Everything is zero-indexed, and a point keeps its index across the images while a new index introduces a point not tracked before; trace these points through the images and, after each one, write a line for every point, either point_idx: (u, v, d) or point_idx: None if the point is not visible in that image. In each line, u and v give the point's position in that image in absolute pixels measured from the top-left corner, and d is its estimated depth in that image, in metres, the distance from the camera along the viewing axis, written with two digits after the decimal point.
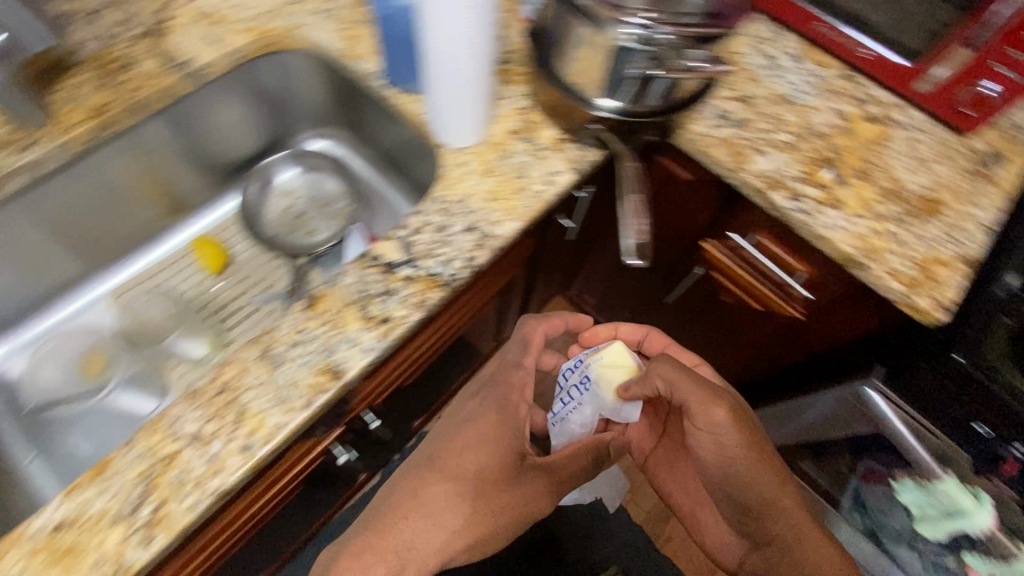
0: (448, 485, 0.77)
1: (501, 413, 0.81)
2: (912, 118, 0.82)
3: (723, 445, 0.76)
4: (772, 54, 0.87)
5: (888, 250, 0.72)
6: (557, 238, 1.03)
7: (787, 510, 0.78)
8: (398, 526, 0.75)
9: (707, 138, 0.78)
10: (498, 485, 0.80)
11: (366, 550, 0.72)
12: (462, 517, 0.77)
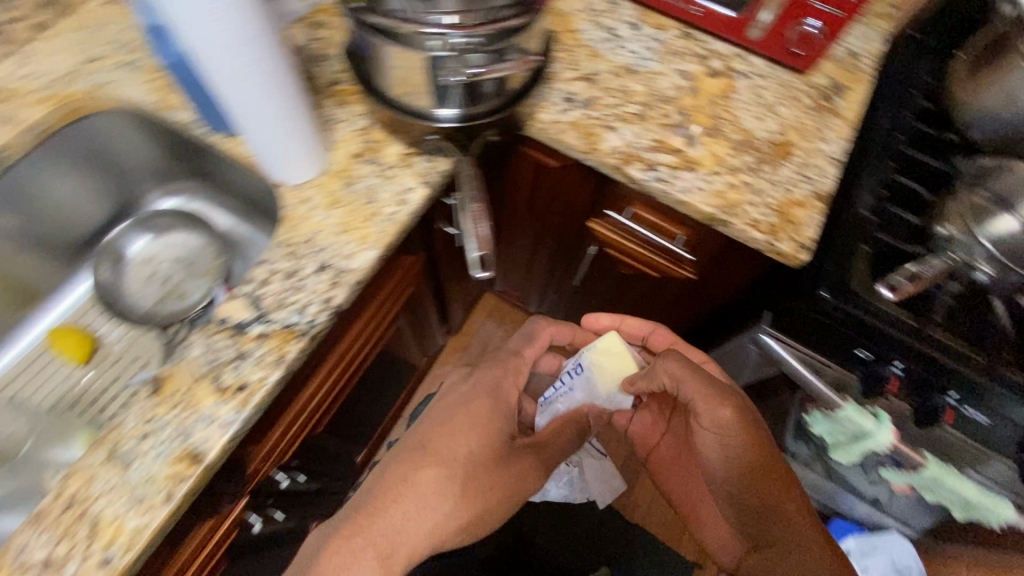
0: (440, 468, 0.76)
1: (495, 399, 0.82)
2: (752, 65, 0.84)
3: (724, 438, 0.75)
4: (611, 26, 0.86)
5: (745, 202, 0.73)
6: (447, 246, 1.01)
7: (788, 507, 0.75)
8: (385, 519, 0.72)
9: (557, 125, 0.78)
10: (492, 463, 0.79)
11: (352, 544, 0.69)
12: (453, 500, 0.75)
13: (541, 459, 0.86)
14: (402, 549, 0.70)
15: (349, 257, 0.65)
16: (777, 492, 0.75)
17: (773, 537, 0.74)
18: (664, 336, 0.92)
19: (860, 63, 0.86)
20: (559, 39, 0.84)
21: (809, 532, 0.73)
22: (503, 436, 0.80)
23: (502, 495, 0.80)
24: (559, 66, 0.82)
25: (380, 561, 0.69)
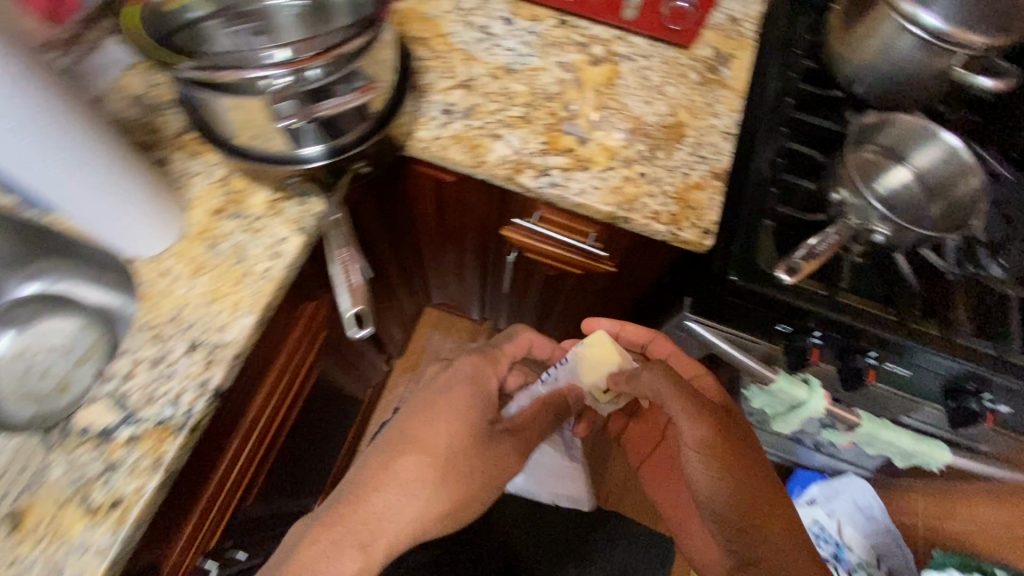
0: (421, 461, 0.75)
1: (479, 392, 0.82)
2: (634, 46, 0.80)
3: (712, 466, 0.70)
4: (483, 24, 0.81)
5: (644, 194, 0.70)
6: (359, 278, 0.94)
7: (767, 521, 0.71)
8: (367, 510, 0.71)
9: (438, 141, 0.72)
10: (474, 451, 0.77)
11: (333, 539, 0.68)
12: (435, 494, 0.73)
13: (521, 442, 0.84)
14: (384, 541, 0.70)
15: (221, 330, 0.59)
16: (757, 510, 0.71)
17: (752, 552, 0.71)
18: (665, 345, 0.86)
19: (743, 28, 0.84)
20: (430, 46, 0.78)
21: (790, 552, 0.71)
22: (483, 423, 0.79)
23: (487, 478, 0.79)
24: (433, 76, 0.76)
25: (362, 551, 0.68)
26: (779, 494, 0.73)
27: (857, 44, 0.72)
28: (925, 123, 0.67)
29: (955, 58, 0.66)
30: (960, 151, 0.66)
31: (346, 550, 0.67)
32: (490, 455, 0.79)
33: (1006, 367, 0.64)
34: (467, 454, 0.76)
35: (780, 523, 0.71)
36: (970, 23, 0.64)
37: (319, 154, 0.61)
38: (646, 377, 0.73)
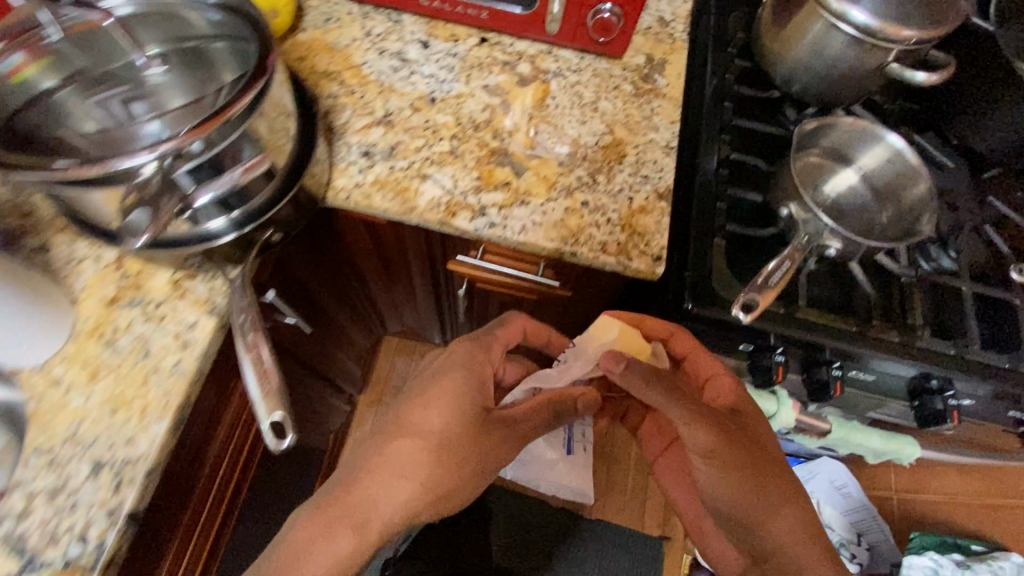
0: (414, 448, 0.62)
1: (476, 374, 0.65)
2: (562, 61, 0.75)
3: (722, 474, 0.61)
4: (397, 49, 0.74)
5: (588, 225, 0.66)
6: (299, 332, 0.87)
7: (779, 530, 0.62)
8: (348, 500, 0.60)
9: (360, 188, 0.65)
10: (472, 441, 0.63)
11: (315, 526, 0.59)
12: (424, 487, 0.61)
13: (520, 432, 0.68)
14: (371, 528, 0.59)
15: (130, 442, 0.52)
16: (767, 514, 0.62)
17: (761, 544, 0.64)
18: (687, 341, 0.67)
19: (674, 30, 0.80)
20: (341, 80, 0.71)
21: (800, 552, 0.62)
22: (482, 409, 0.64)
23: (485, 466, 0.65)
24: (347, 114, 0.69)
25: (354, 532, 0.58)
26: (795, 492, 0.64)
27: (790, 43, 0.69)
28: (872, 124, 0.63)
29: (890, 55, 0.64)
30: (908, 153, 0.63)
31: (331, 535, 0.58)
32: (490, 442, 0.64)
33: (968, 365, 0.63)
34: (462, 445, 0.62)
35: (787, 530, 0.62)
36: (902, 19, 0.61)
37: (231, 232, 0.54)
38: (657, 396, 0.61)
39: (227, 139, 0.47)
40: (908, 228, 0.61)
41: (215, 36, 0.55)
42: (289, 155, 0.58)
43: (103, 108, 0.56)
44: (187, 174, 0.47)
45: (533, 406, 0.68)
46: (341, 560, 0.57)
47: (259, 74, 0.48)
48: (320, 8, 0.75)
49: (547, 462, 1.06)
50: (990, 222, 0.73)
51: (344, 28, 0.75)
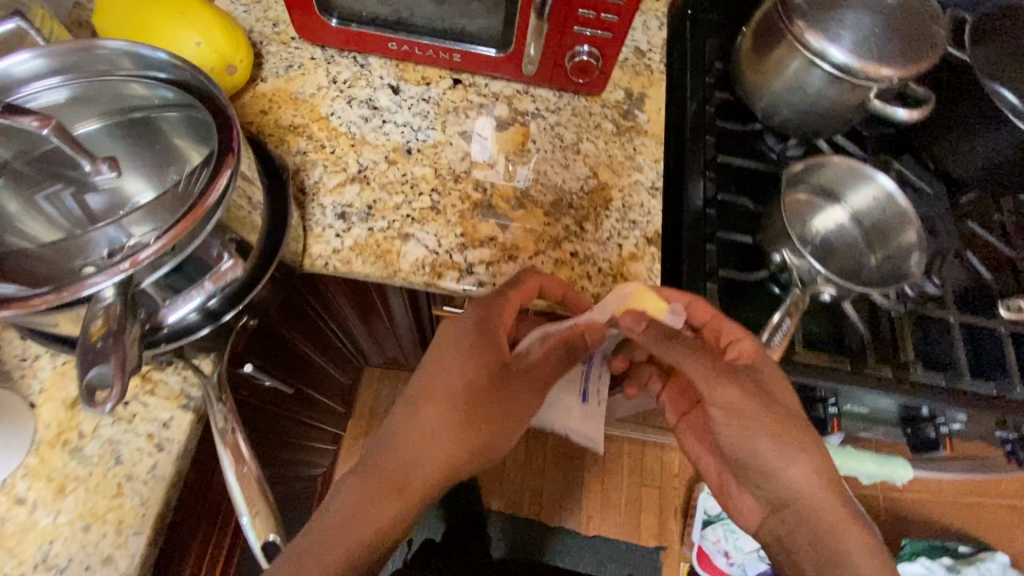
0: (436, 405, 0.58)
1: (488, 327, 0.59)
2: (539, 102, 0.73)
3: (741, 423, 0.59)
4: (366, 97, 0.70)
5: (579, 278, 0.64)
6: (279, 391, 0.82)
7: (797, 480, 0.59)
8: (384, 462, 0.57)
9: (339, 253, 0.62)
10: (486, 396, 0.59)
11: (358, 491, 0.56)
12: (452, 442, 0.58)
13: (536, 384, 0.61)
14: (410, 488, 0.56)
15: (108, 562, 0.48)
16: (785, 461, 0.58)
17: (775, 493, 0.61)
18: (706, 310, 0.61)
19: (651, 60, 0.78)
20: (308, 134, 0.67)
21: (818, 507, 0.58)
22: (497, 362, 0.59)
23: (506, 424, 0.60)
24: (318, 172, 0.65)
25: (392, 499, 0.56)
26: (815, 450, 0.59)
27: (769, 77, 0.68)
28: (861, 165, 0.63)
29: (870, 91, 0.63)
30: (895, 196, 0.63)
31: (372, 502, 0.55)
32: (510, 395, 0.59)
33: (959, 396, 0.64)
34: (480, 398, 0.59)
35: (805, 477, 0.58)
36: (879, 57, 0.60)
37: (206, 328, 0.51)
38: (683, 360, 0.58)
39: (190, 244, 0.44)
40: (893, 276, 0.61)
41: (165, 103, 0.51)
42: (261, 232, 0.55)
43: (48, 211, 0.50)
44: (151, 284, 0.45)
45: (551, 357, 0.61)
46: (377, 528, 0.54)
47: (219, 172, 0.45)
48: (279, 54, 0.71)
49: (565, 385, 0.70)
50: (967, 245, 0.74)
51: (307, 75, 0.70)
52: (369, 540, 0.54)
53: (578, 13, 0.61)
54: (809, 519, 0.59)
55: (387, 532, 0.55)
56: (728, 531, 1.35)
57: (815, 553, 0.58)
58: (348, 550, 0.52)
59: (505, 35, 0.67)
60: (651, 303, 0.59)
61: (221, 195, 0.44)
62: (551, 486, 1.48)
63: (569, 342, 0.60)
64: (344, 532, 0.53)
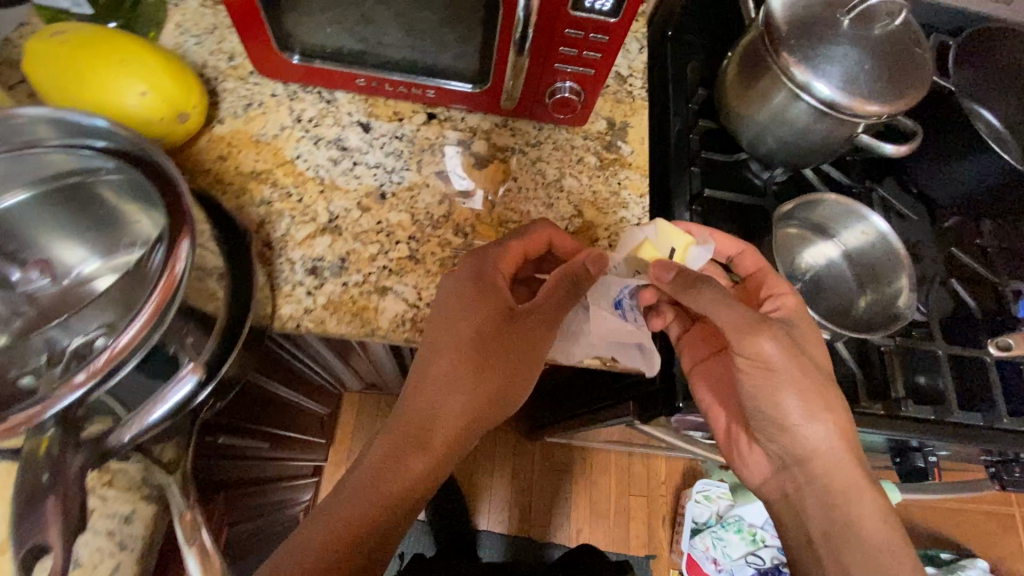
0: (449, 360, 0.57)
1: (488, 277, 0.57)
2: (518, 136, 0.69)
3: (767, 379, 0.59)
4: (334, 136, 0.66)
5: (568, 328, 0.62)
6: (251, 444, 0.77)
7: (811, 440, 0.60)
8: (410, 413, 0.58)
9: (310, 312, 0.57)
10: (498, 345, 0.57)
11: (387, 445, 0.57)
12: (471, 393, 0.58)
13: (551, 325, 0.58)
14: (438, 439, 0.58)
15: None
16: (805, 419, 0.59)
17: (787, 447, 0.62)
18: (757, 259, 0.65)
19: (632, 87, 0.75)
20: (273, 181, 0.62)
21: (834, 466, 0.60)
22: (502, 310, 0.57)
23: (528, 369, 0.58)
24: (286, 223, 0.60)
25: (419, 452, 0.57)
26: (840, 414, 0.59)
27: (755, 108, 0.66)
28: (857, 206, 0.64)
29: (858, 125, 0.61)
30: (890, 239, 0.63)
31: (401, 456, 0.56)
32: (521, 340, 0.57)
33: (949, 429, 0.64)
34: (491, 348, 0.57)
35: (822, 437, 0.59)
36: (868, 93, 0.58)
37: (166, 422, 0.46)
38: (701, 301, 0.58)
39: (148, 341, 0.40)
40: (884, 324, 0.61)
41: (101, 167, 0.45)
42: (226, 304, 0.50)
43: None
44: (107, 392, 0.40)
45: (560, 301, 0.58)
46: (409, 480, 0.56)
47: (171, 257, 0.41)
48: (237, 92, 0.65)
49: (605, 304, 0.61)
50: (950, 271, 0.74)
51: (269, 114, 0.65)
52: (403, 490, 0.56)
53: (560, 51, 0.57)
54: (823, 476, 0.60)
55: (420, 482, 0.57)
56: (716, 539, 1.37)
57: (824, 513, 0.61)
58: (382, 502, 0.55)
59: (481, 70, 0.63)
60: (680, 245, 0.62)
61: (176, 283, 0.41)
62: (539, 501, 1.46)
63: (575, 280, 0.57)
64: (377, 485, 0.55)
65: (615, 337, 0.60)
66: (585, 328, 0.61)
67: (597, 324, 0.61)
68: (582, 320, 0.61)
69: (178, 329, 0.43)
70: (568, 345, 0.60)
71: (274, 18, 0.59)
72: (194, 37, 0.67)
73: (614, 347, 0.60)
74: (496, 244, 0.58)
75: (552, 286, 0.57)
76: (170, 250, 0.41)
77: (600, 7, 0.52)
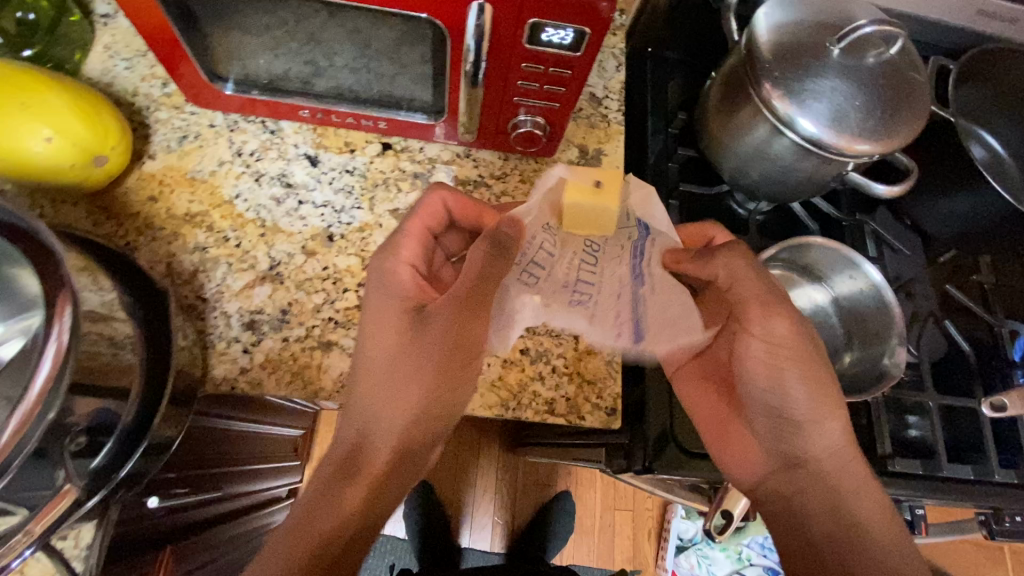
0: (366, 375, 0.50)
1: (393, 277, 0.50)
2: (481, 167, 0.64)
3: (769, 359, 0.52)
4: (279, 171, 0.60)
5: (530, 382, 0.58)
6: (210, 489, 0.73)
7: (783, 485, 0.54)
8: (340, 441, 0.51)
9: (248, 372, 0.53)
10: (413, 354, 0.48)
11: (321, 478, 0.50)
12: (395, 412, 0.49)
13: (476, 313, 0.47)
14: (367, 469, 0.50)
15: None
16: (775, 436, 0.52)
17: (761, 477, 0.56)
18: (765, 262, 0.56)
19: (608, 109, 0.69)
20: (208, 224, 0.57)
21: (811, 501, 0.52)
22: (413, 313, 0.49)
23: (463, 375, 0.48)
24: (221, 271, 0.55)
25: (350, 484, 0.49)
26: (822, 447, 0.52)
27: (735, 139, 0.60)
28: (849, 251, 0.60)
29: (846, 164, 0.56)
30: (883, 292, 0.59)
31: (327, 490, 0.49)
32: (439, 342, 0.47)
33: (940, 485, 0.60)
34: (409, 358, 0.48)
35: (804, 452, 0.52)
36: (854, 130, 0.52)
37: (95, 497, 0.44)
38: (720, 274, 0.51)
39: (41, 426, 0.35)
40: (869, 385, 0.58)
41: None
42: (144, 374, 0.46)
43: None
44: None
45: (480, 268, 0.45)
46: (340, 516, 0.48)
47: (51, 329, 0.36)
48: (172, 122, 0.60)
49: (571, 270, 0.49)
50: (944, 309, 0.70)
51: (205, 147, 0.60)
52: (333, 528, 0.48)
53: (518, 84, 0.52)
54: (802, 501, 0.53)
55: (353, 518, 0.48)
56: (702, 556, 1.34)
57: (807, 547, 0.52)
58: (313, 543, 0.47)
59: (436, 100, 0.57)
60: (611, 181, 0.46)
61: (62, 358, 0.36)
62: (523, 514, 1.35)
63: (496, 247, 0.45)
64: (309, 522, 0.48)
65: (581, 306, 0.50)
66: (528, 301, 0.49)
67: (552, 291, 0.50)
68: (523, 295, 0.49)
69: (78, 418, 0.39)
70: (511, 327, 0.50)
71: (201, 48, 0.53)
72: (124, 60, 0.61)
73: (578, 319, 0.51)
74: (395, 232, 0.52)
75: (469, 257, 0.46)
76: (53, 318, 0.36)
77: (558, 40, 0.47)
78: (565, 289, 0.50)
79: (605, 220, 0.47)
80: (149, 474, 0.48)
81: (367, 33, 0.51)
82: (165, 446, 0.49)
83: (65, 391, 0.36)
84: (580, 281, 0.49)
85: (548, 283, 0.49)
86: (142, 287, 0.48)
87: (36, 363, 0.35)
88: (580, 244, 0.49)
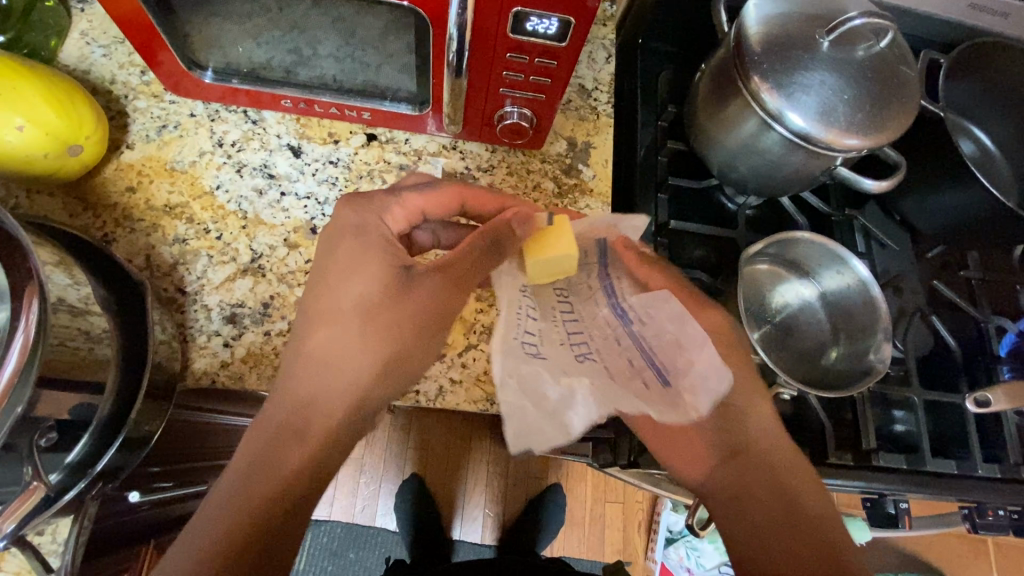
0: (350, 332, 0.45)
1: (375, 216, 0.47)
2: (469, 155, 0.63)
3: None
4: (261, 162, 0.59)
5: None
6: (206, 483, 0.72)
7: (731, 475, 0.49)
8: (289, 394, 0.45)
9: (228, 366, 0.52)
10: (405, 319, 0.45)
11: (251, 451, 0.44)
12: (353, 370, 0.45)
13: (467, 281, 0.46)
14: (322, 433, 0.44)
15: None
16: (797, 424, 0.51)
17: (706, 476, 0.50)
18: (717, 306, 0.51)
19: (597, 101, 0.67)
20: (188, 216, 0.56)
21: (751, 492, 0.48)
22: (407, 272, 0.46)
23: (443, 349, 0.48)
24: (202, 264, 0.55)
25: (292, 450, 0.44)
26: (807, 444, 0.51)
27: (723, 131, 0.59)
28: (838, 247, 0.61)
29: (835, 158, 0.55)
30: (870, 288, 0.60)
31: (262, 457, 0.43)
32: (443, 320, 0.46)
33: (925, 480, 0.60)
34: (406, 323, 0.45)
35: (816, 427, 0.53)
36: (844, 124, 0.51)
37: (77, 487, 0.43)
38: None
39: (8, 417, 0.35)
40: (854, 381, 0.58)
41: None
42: (118, 368, 0.45)
43: None
44: None
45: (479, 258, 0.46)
46: (271, 493, 0.43)
47: (17, 323, 0.35)
48: (150, 112, 0.59)
49: (560, 326, 0.43)
50: (932, 304, 0.70)
51: (185, 137, 0.59)
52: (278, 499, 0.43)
53: (503, 75, 0.51)
54: (748, 487, 0.48)
55: (294, 487, 0.43)
56: (690, 549, 1.31)
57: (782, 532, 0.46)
58: (243, 534, 0.41)
59: (421, 91, 0.56)
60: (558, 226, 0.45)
61: (29, 351, 0.35)
62: (513, 506, 1.33)
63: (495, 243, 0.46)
64: (229, 513, 0.42)
65: (591, 361, 0.41)
66: (574, 385, 0.39)
67: (554, 350, 0.41)
68: (540, 369, 0.38)
69: (44, 414, 0.39)
70: (566, 412, 0.38)
71: (180, 36, 0.52)
72: (101, 48, 0.59)
73: (599, 377, 0.40)
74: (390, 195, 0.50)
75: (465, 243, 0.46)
76: (18, 308, 0.35)
77: (542, 30, 0.46)
78: (564, 345, 0.41)
79: (562, 266, 0.45)
80: (127, 468, 0.48)
81: (351, 21, 0.51)
82: (142, 441, 0.48)
83: (34, 378, 0.36)
84: (575, 339, 0.42)
85: (551, 338, 0.41)
86: (118, 281, 0.48)
87: (5, 343, 0.35)
88: (552, 297, 0.46)
